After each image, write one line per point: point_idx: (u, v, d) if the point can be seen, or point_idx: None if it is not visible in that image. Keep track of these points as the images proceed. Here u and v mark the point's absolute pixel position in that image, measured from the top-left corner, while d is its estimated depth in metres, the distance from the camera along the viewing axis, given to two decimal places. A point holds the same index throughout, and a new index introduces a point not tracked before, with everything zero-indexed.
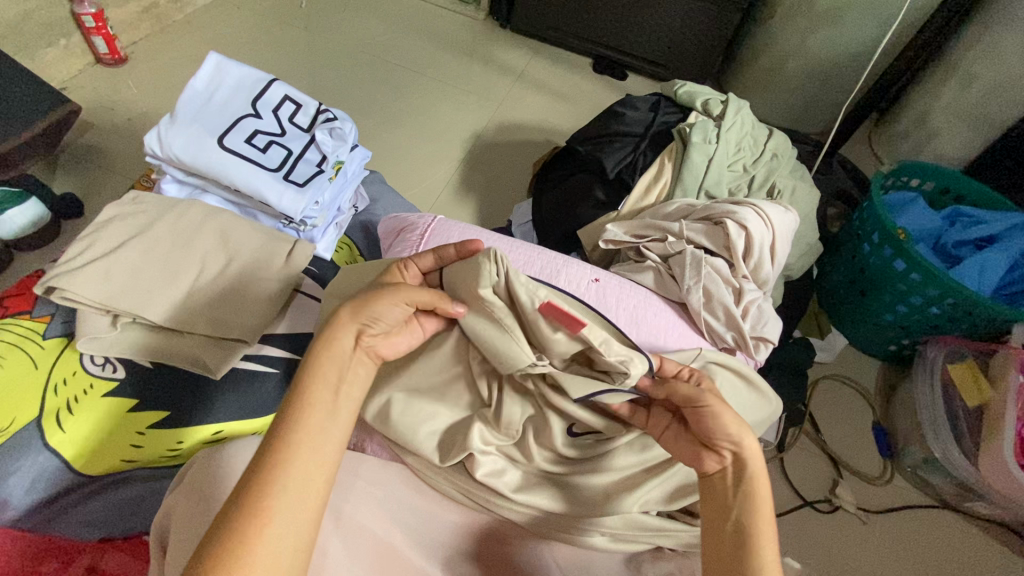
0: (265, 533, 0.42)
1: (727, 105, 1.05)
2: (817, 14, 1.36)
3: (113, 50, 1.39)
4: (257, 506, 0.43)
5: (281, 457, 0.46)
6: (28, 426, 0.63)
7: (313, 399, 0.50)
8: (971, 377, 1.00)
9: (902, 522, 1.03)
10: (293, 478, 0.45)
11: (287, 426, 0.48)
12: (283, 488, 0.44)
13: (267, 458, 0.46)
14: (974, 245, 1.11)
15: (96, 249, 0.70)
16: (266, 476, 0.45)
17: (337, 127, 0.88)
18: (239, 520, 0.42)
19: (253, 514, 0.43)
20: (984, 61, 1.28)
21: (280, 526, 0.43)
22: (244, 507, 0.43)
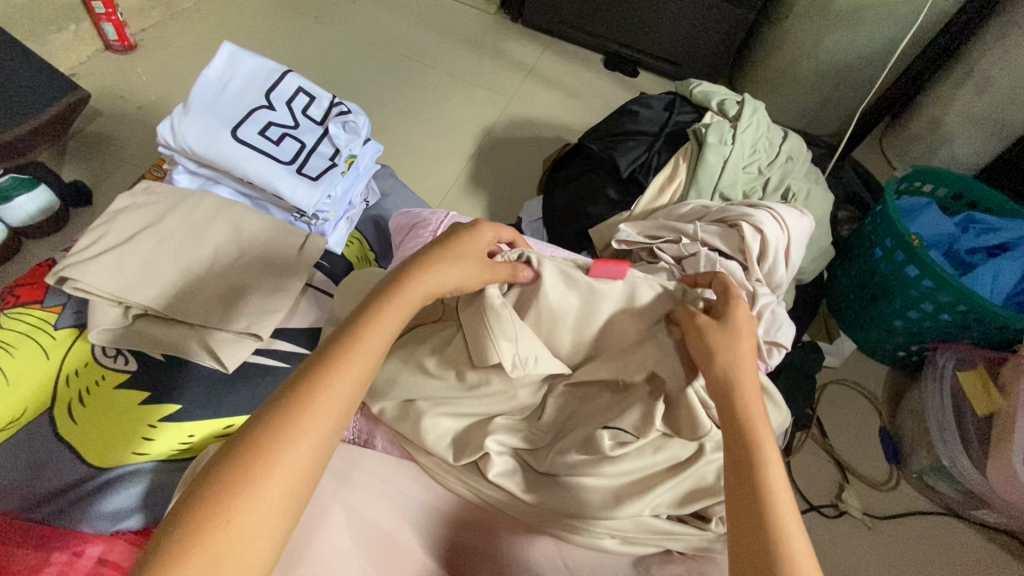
0: (286, 456, 0.40)
1: (743, 106, 1.04)
2: (832, 14, 1.34)
3: (122, 36, 1.38)
4: (285, 428, 0.41)
5: (320, 383, 0.44)
6: (42, 415, 0.65)
7: (365, 338, 0.49)
8: (981, 386, 0.99)
9: (907, 529, 1.03)
10: (326, 409, 0.43)
11: (330, 355, 0.46)
12: (332, 391, 0.44)
13: (305, 383, 0.44)
14: (986, 252, 1.10)
15: (109, 239, 0.70)
16: (302, 401, 0.43)
17: (351, 120, 0.88)
18: (283, 410, 0.42)
19: (293, 417, 0.42)
20: (1000, 66, 1.27)
21: (307, 454, 0.42)
22: (294, 398, 0.43)
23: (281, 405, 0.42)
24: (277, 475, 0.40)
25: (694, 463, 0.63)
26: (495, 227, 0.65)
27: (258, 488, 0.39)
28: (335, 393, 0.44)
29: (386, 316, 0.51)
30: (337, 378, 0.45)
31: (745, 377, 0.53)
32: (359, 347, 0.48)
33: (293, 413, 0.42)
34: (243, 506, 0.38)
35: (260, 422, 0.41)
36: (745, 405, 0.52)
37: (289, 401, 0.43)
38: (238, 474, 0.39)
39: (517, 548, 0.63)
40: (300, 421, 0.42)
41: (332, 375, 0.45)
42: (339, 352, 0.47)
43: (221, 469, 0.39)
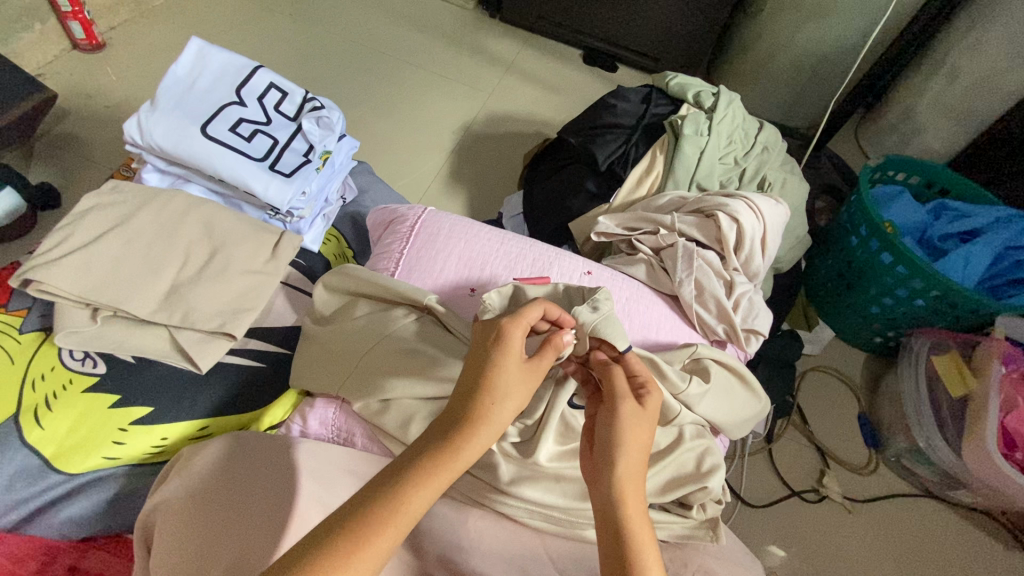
0: (378, 548, 0.42)
1: (718, 97, 1.05)
2: (806, 7, 1.36)
3: (90, 35, 1.35)
4: (380, 524, 0.43)
5: (422, 476, 0.46)
6: (6, 422, 0.61)
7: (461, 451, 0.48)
8: (956, 370, 1.01)
9: (886, 511, 1.05)
10: (413, 508, 0.45)
11: (426, 465, 0.47)
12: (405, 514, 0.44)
13: (399, 483, 0.45)
14: (958, 238, 1.13)
15: (75, 240, 0.68)
16: (391, 499, 0.44)
17: (324, 115, 0.86)
18: (351, 533, 0.42)
19: (361, 542, 0.42)
20: (969, 56, 1.29)
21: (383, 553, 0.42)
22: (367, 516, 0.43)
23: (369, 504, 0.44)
24: None
25: (673, 451, 0.66)
26: (544, 303, 0.59)
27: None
28: (423, 494, 0.46)
29: (480, 405, 0.51)
30: (427, 484, 0.46)
31: (631, 449, 0.51)
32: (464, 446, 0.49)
33: (374, 524, 0.43)
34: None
35: (348, 518, 0.43)
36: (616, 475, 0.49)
37: (379, 501, 0.44)
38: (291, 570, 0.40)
39: (498, 539, 0.62)
40: (390, 519, 0.44)
41: (422, 476, 0.46)
42: (437, 455, 0.47)
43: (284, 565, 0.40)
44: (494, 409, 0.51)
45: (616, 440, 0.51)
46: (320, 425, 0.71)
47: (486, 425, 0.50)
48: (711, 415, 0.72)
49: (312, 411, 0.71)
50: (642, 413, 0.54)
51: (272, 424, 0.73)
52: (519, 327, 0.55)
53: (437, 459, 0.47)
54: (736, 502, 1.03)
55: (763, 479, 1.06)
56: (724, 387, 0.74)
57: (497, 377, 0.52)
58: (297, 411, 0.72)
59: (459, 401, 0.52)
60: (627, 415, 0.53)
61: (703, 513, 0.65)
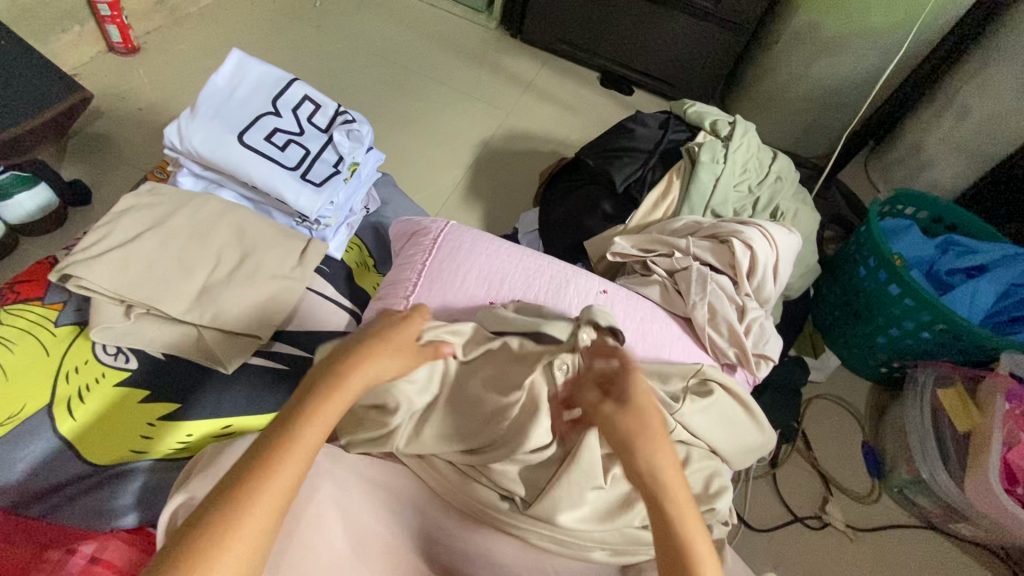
0: (254, 518, 0.42)
1: (734, 126, 1.08)
2: (820, 42, 1.40)
3: (126, 39, 1.39)
4: (251, 494, 0.42)
5: (274, 459, 0.44)
6: (39, 413, 0.63)
7: (312, 423, 0.47)
8: (961, 404, 1.02)
9: (888, 542, 1.06)
10: (290, 472, 0.44)
11: (269, 448, 0.45)
12: (262, 500, 0.42)
13: (251, 471, 0.43)
14: (965, 274, 1.15)
15: (114, 239, 0.70)
16: (263, 468, 0.44)
17: (355, 129, 0.89)
18: (196, 538, 0.40)
19: (217, 538, 0.40)
20: (980, 96, 1.32)
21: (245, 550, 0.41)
22: (222, 504, 0.42)
23: (247, 471, 0.43)
24: None
25: None
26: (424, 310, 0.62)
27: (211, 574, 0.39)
28: (305, 442, 0.46)
29: (347, 371, 0.51)
30: (274, 466, 0.44)
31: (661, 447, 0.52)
32: (310, 420, 0.47)
33: (226, 519, 0.41)
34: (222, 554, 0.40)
35: (219, 497, 0.42)
36: (654, 477, 0.50)
37: (226, 495, 0.42)
38: None
39: (508, 553, 0.63)
40: (253, 499, 0.42)
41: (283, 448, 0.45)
42: (287, 431, 0.46)
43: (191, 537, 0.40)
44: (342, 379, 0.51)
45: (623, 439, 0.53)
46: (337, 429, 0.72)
47: (362, 372, 0.52)
48: (712, 437, 0.72)
49: None
50: (632, 410, 0.53)
51: None
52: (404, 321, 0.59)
53: (300, 429, 0.46)
54: (740, 526, 1.03)
55: (766, 503, 1.07)
56: (728, 413, 0.74)
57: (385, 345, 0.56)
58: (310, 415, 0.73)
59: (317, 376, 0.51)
60: (631, 428, 0.52)
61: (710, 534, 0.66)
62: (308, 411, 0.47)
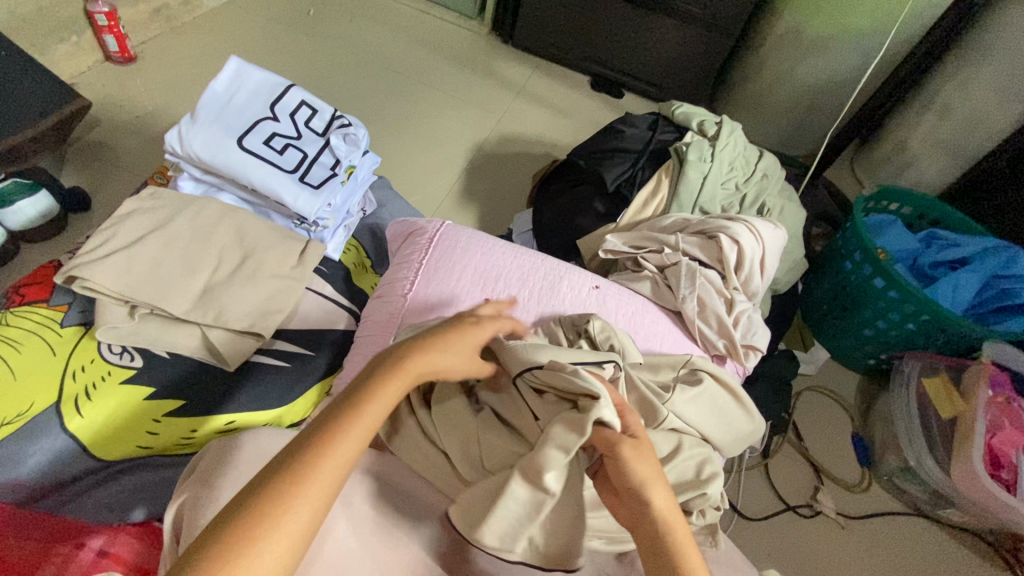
0: (301, 507, 0.42)
1: (721, 126, 1.11)
2: (804, 43, 1.44)
3: (123, 48, 1.41)
4: (296, 485, 0.43)
5: (323, 447, 0.45)
6: (47, 410, 0.64)
7: (363, 411, 0.48)
8: (945, 390, 1.06)
9: (878, 529, 1.08)
10: (337, 462, 0.45)
11: (317, 439, 0.45)
12: (305, 487, 0.43)
13: (296, 459, 0.44)
14: (948, 266, 1.18)
15: (117, 241, 0.72)
16: (310, 458, 0.44)
17: (351, 133, 0.91)
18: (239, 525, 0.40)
19: (260, 526, 0.41)
20: (960, 94, 1.37)
21: (291, 541, 0.41)
22: (266, 492, 0.42)
23: (293, 460, 0.44)
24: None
25: (675, 458, 0.68)
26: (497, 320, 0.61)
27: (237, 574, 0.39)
28: (342, 451, 0.46)
29: (406, 369, 0.53)
30: (321, 453, 0.45)
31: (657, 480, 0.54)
32: (361, 412, 0.48)
33: (269, 508, 0.41)
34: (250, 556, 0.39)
35: (260, 487, 0.42)
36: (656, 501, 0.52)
37: (271, 482, 0.43)
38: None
39: None
40: (301, 488, 0.43)
41: (329, 438, 0.45)
42: (340, 416, 0.47)
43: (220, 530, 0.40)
44: (384, 387, 0.51)
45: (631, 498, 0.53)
46: None
47: (425, 363, 0.54)
48: (702, 424, 0.74)
49: None
50: (641, 451, 0.54)
51: (294, 421, 0.78)
52: (490, 324, 0.60)
53: (345, 423, 0.47)
54: (733, 515, 1.05)
55: (759, 493, 1.09)
56: (718, 401, 0.77)
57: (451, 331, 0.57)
58: None
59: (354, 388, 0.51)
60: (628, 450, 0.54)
61: (703, 520, 0.67)
62: (356, 403, 0.49)
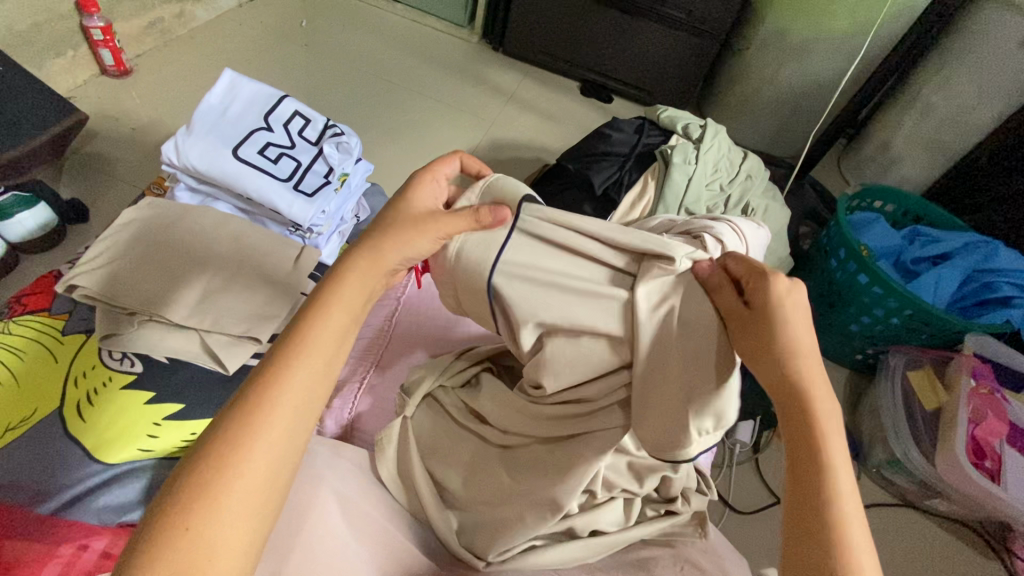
0: (244, 472, 0.41)
1: (705, 129, 1.14)
2: (788, 46, 1.47)
3: (118, 62, 1.44)
4: (233, 450, 0.41)
5: (257, 410, 0.43)
6: (49, 415, 0.67)
7: (293, 367, 0.46)
8: (930, 384, 1.09)
9: (867, 520, 1.10)
10: (276, 422, 0.43)
11: (248, 405, 0.43)
12: (248, 455, 0.42)
13: (228, 427, 0.42)
14: (931, 261, 1.21)
15: (117, 250, 0.75)
16: (244, 425, 0.42)
17: (344, 141, 0.93)
18: (177, 503, 0.39)
19: (199, 499, 0.40)
20: (940, 93, 1.40)
21: (239, 502, 0.41)
22: (201, 465, 0.41)
23: (227, 428, 0.42)
24: (200, 543, 0.39)
25: None
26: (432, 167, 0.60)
27: (196, 545, 0.38)
28: (282, 414, 0.44)
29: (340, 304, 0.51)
30: (254, 419, 0.43)
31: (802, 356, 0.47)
32: (292, 370, 0.45)
33: (206, 481, 0.40)
34: (206, 525, 0.39)
35: (194, 462, 0.41)
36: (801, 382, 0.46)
37: (205, 456, 0.41)
38: (155, 555, 0.38)
39: None
40: (238, 455, 0.41)
41: (262, 402, 0.43)
42: (267, 378, 0.45)
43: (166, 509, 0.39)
44: (318, 339, 0.48)
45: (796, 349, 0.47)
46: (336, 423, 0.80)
47: (361, 285, 0.52)
48: None
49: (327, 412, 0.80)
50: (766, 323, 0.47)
51: None
52: (427, 176, 0.59)
53: (275, 383, 0.45)
54: (725, 509, 1.07)
55: (751, 487, 1.11)
56: None
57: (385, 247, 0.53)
58: None
59: (280, 343, 0.47)
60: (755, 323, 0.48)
61: (689, 506, 0.69)
62: (283, 358, 0.46)
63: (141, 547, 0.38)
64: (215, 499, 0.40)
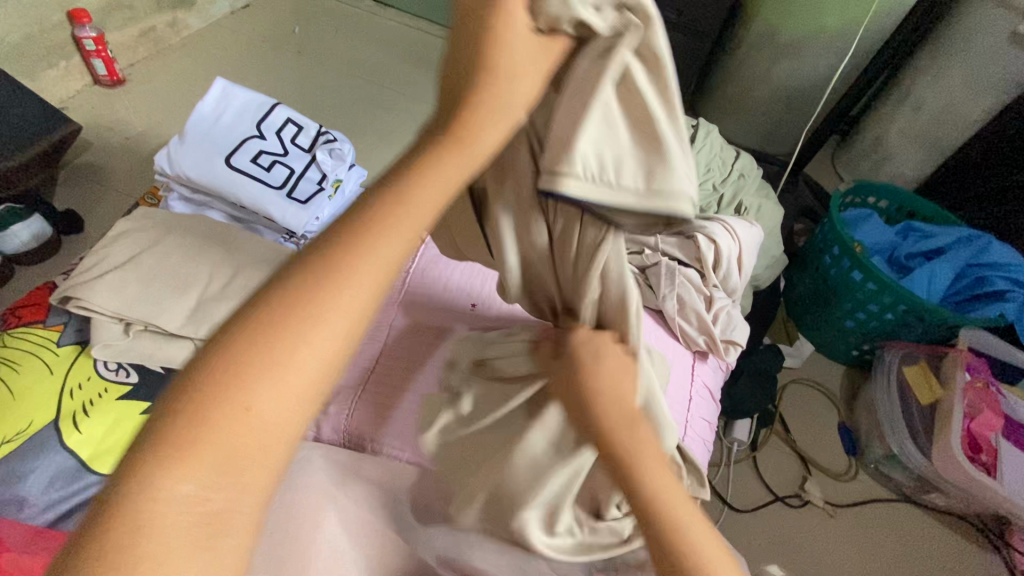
0: (301, 353, 0.31)
1: (697, 129, 1.14)
2: (781, 44, 1.47)
3: (111, 72, 1.44)
4: (293, 319, 0.31)
5: (329, 273, 0.33)
6: (46, 427, 0.66)
7: (383, 229, 0.34)
8: (924, 379, 1.09)
9: (866, 515, 1.11)
10: (349, 295, 0.33)
11: (312, 264, 0.33)
12: (305, 332, 0.31)
13: (290, 291, 0.32)
14: (925, 256, 1.21)
15: (111, 261, 0.75)
16: (310, 290, 0.32)
17: (337, 148, 0.95)
18: (218, 374, 0.30)
19: (241, 378, 0.30)
20: (933, 88, 1.40)
21: (288, 393, 0.31)
22: (248, 335, 0.31)
23: (285, 289, 0.32)
24: (234, 434, 0.29)
25: None
26: None
27: (240, 436, 0.29)
28: (368, 279, 0.33)
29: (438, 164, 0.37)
30: (320, 284, 0.32)
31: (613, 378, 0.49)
32: (384, 228, 0.34)
33: (254, 352, 0.30)
34: (253, 405, 0.30)
35: (244, 327, 0.31)
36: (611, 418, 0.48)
37: (254, 322, 0.31)
38: (176, 437, 0.29)
39: None
40: (298, 325, 0.31)
41: (333, 266, 0.33)
42: (343, 240, 0.33)
43: (200, 376, 0.30)
44: (423, 189, 0.36)
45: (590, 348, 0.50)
46: (333, 430, 0.72)
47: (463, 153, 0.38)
48: None
49: (324, 417, 0.73)
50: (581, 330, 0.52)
51: None
52: None
53: (356, 246, 0.33)
54: (724, 508, 1.08)
55: (749, 486, 1.11)
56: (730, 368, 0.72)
57: (494, 59, 0.39)
58: None
59: (376, 187, 0.36)
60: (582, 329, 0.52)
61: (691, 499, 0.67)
62: (364, 217, 0.34)
63: (170, 408, 0.29)
64: (261, 375, 0.30)
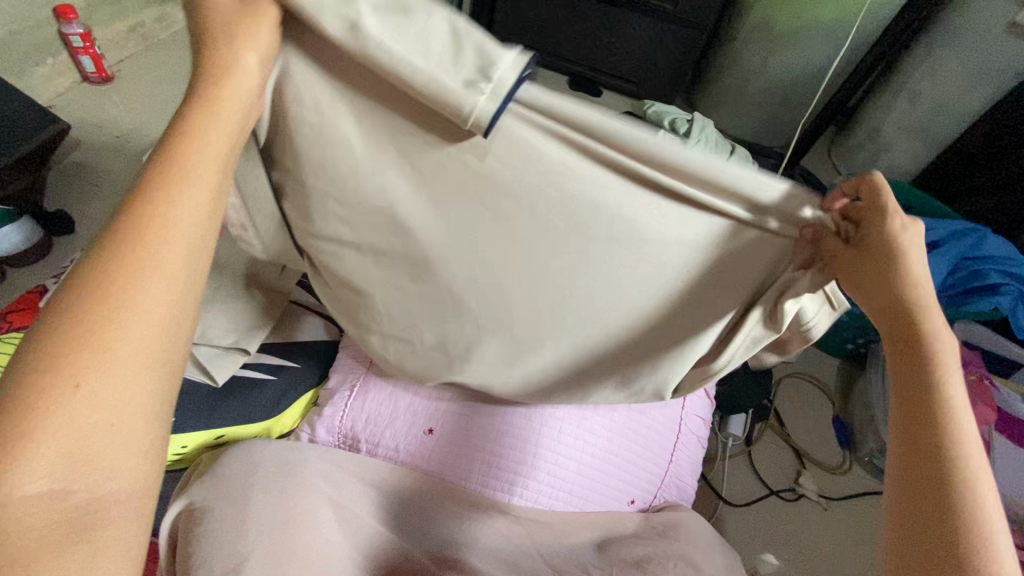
0: (129, 324, 0.35)
1: (692, 123, 1.13)
2: (777, 36, 1.46)
3: (100, 69, 1.42)
4: (110, 299, 0.35)
5: (134, 252, 0.36)
6: None
7: (168, 208, 0.38)
8: None
9: (860, 508, 1.12)
10: (161, 266, 0.37)
11: (107, 252, 0.36)
12: (129, 303, 0.35)
13: (95, 277, 0.35)
14: (920, 249, 1.20)
15: None
16: (118, 273, 0.35)
17: None
18: (46, 361, 0.32)
19: (71, 359, 0.33)
20: (929, 79, 1.39)
21: (128, 359, 0.34)
22: (61, 323, 0.34)
23: (90, 276, 0.35)
24: (83, 409, 0.33)
25: None
26: None
27: (91, 407, 0.33)
28: (176, 249, 0.38)
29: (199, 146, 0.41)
30: (126, 264, 0.36)
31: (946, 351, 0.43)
32: (171, 205, 0.38)
33: (79, 334, 0.33)
34: (94, 379, 0.33)
35: (57, 321, 0.34)
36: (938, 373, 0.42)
37: (68, 310, 0.34)
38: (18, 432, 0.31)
39: (493, 538, 0.70)
40: (116, 303, 0.35)
41: (132, 245, 0.36)
42: (129, 225, 0.37)
43: (18, 373, 0.32)
44: (199, 172, 0.40)
45: (927, 318, 0.44)
46: (328, 431, 0.79)
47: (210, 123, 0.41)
48: None
49: (319, 420, 0.80)
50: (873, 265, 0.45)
51: (283, 431, 0.82)
52: None
53: (141, 228, 0.37)
54: (719, 502, 1.09)
55: (744, 481, 1.12)
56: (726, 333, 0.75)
57: (221, 58, 0.42)
58: (305, 420, 0.81)
59: (146, 171, 0.39)
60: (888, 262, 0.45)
61: None
62: (140, 202, 0.38)
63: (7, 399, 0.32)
64: (88, 365, 0.33)
